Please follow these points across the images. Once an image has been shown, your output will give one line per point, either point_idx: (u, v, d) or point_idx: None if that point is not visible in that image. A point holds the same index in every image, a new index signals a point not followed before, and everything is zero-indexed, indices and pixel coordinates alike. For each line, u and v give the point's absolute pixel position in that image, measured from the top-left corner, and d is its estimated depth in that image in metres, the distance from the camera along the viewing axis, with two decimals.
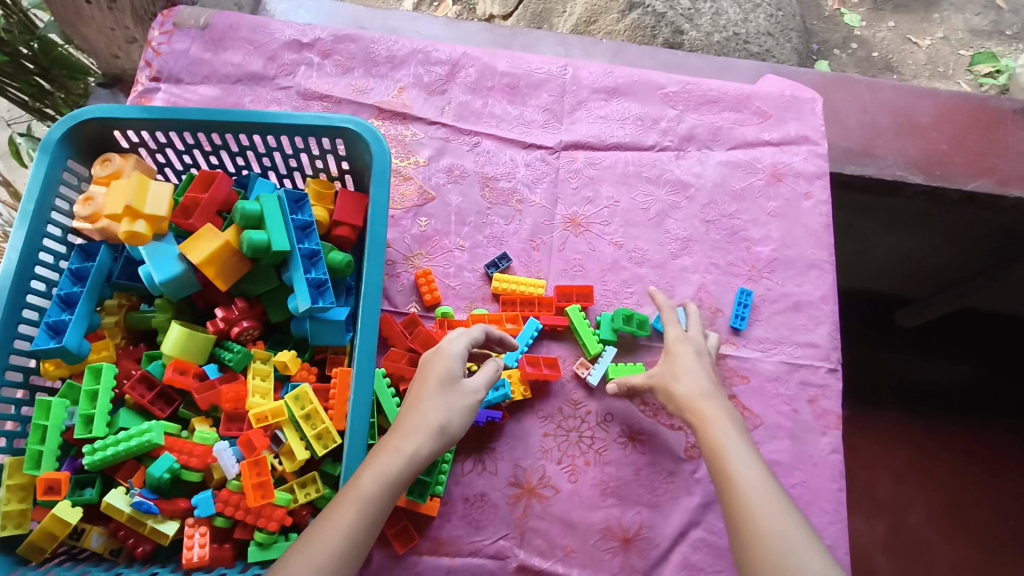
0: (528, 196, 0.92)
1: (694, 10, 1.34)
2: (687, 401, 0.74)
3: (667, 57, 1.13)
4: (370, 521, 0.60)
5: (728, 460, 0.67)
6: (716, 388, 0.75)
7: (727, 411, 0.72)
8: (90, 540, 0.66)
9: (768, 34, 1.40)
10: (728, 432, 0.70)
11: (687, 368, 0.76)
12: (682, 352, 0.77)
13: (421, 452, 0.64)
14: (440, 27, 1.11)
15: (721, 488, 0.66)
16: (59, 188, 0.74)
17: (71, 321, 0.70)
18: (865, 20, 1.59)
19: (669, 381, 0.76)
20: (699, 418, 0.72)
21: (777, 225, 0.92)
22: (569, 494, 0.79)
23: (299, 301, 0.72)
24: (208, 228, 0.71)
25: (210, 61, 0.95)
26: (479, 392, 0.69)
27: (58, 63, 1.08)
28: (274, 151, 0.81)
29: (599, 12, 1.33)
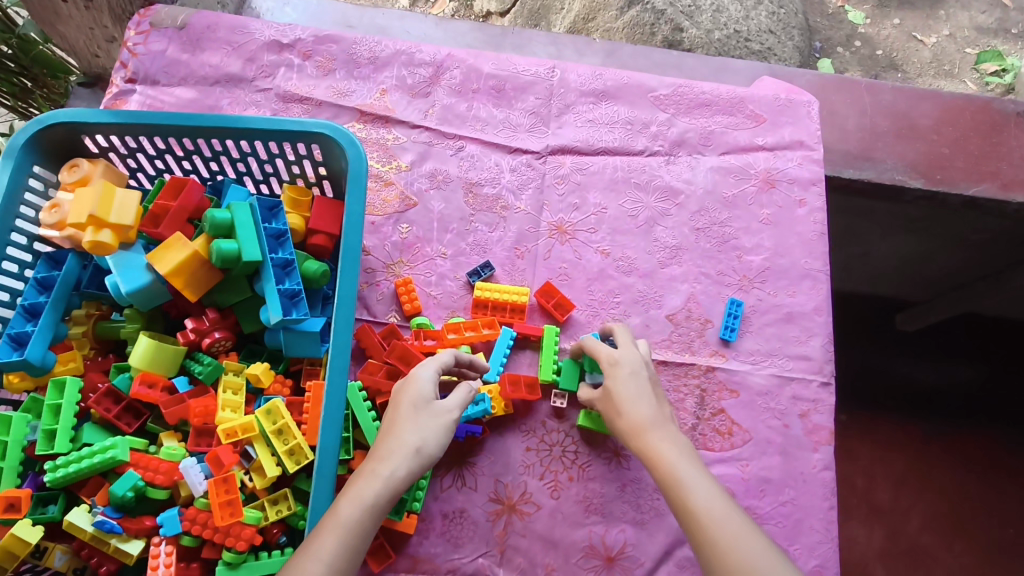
0: (513, 202, 0.89)
1: (695, 7, 1.30)
2: (632, 434, 0.68)
3: (662, 57, 1.09)
4: (350, 550, 0.57)
5: (685, 491, 0.63)
6: (660, 414, 0.69)
7: (675, 440, 0.67)
8: (53, 559, 0.64)
9: (769, 31, 1.37)
10: (680, 463, 0.65)
11: (626, 396, 0.70)
12: (615, 378, 0.71)
13: (400, 474, 0.62)
14: (429, 26, 1.08)
15: (686, 526, 0.61)
16: (24, 195, 0.72)
17: (34, 333, 0.68)
18: (870, 18, 1.55)
19: (611, 416, 0.70)
20: (648, 452, 0.66)
21: (769, 233, 0.90)
22: (552, 511, 0.76)
23: (271, 312, 0.69)
24: (177, 237, 0.69)
25: (187, 63, 0.93)
26: (455, 411, 0.67)
27: (38, 61, 1.04)
28: (248, 156, 0.79)
29: (597, 9, 1.30)
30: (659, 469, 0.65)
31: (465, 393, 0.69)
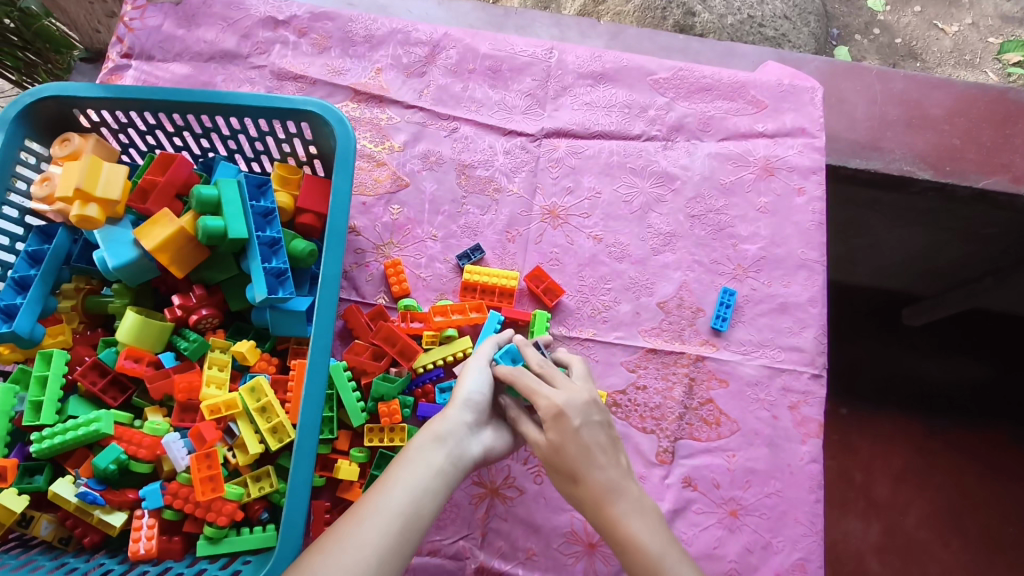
0: (506, 184, 0.88)
1: None
2: (592, 507, 0.60)
3: (668, 40, 1.07)
4: (410, 481, 0.57)
5: None
6: (618, 475, 0.61)
7: (642, 511, 0.59)
8: (39, 528, 0.64)
9: (784, 17, 1.33)
10: (653, 546, 0.57)
11: (580, 461, 0.60)
12: (564, 433, 0.61)
13: (438, 419, 0.62)
14: (432, 6, 1.06)
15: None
16: (15, 169, 0.72)
17: (23, 305, 0.68)
18: (889, 4, 1.51)
19: (565, 482, 0.61)
20: (611, 530, 0.59)
21: (766, 222, 0.88)
22: (535, 496, 0.75)
23: (256, 290, 0.69)
24: (164, 213, 0.69)
25: (183, 38, 0.93)
26: (481, 358, 0.67)
27: (41, 36, 1.04)
28: (238, 133, 0.79)
29: None
30: (628, 555, 0.57)
31: (489, 343, 0.70)
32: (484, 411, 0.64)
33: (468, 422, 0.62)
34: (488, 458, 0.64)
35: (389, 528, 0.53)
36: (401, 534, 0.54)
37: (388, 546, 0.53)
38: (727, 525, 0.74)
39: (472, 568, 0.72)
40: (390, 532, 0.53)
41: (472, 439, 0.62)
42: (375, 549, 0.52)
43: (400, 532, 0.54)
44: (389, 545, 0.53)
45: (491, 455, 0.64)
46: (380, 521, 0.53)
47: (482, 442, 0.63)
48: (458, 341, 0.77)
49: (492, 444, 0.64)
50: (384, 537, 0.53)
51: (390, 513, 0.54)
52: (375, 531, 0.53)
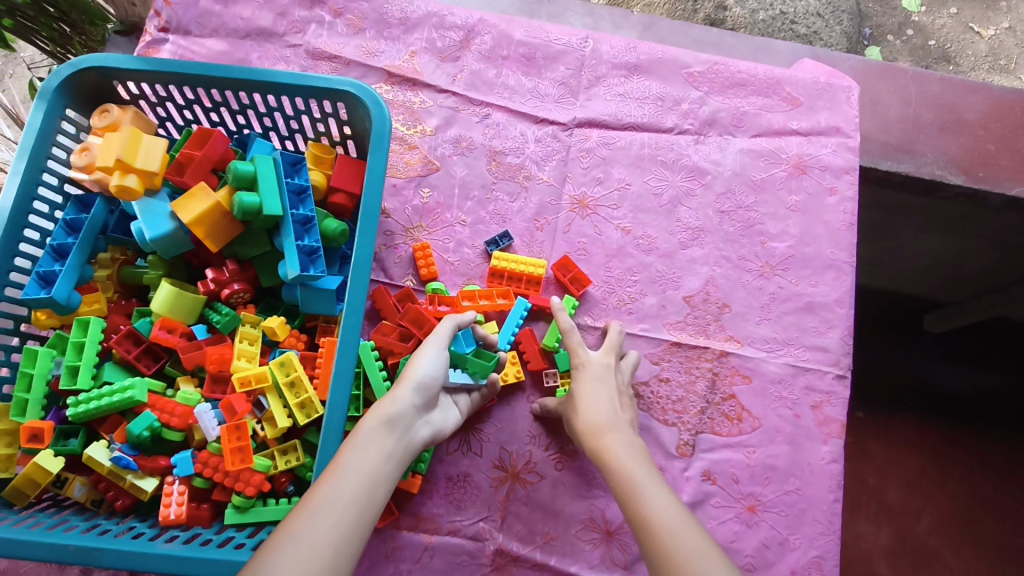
0: (536, 172, 0.89)
1: None
2: (587, 434, 0.68)
3: (701, 33, 1.06)
4: (363, 471, 0.58)
5: (640, 495, 0.60)
6: (619, 420, 0.69)
7: (634, 446, 0.66)
8: (72, 490, 0.66)
9: (817, 15, 1.31)
10: (634, 469, 0.63)
11: (588, 398, 0.70)
12: (580, 380, 0.72)
13: (389, 402, 0.63)
14: None
15: (640, 536, 0.58)
16: (56, 137, 0.74)
17: (61, 272, 0.70)
18: (925, 5, 1.48)
19: (572, 416, 0.70)
20: (602, 454, 0.66)
21: (796, 220, 0.87)
22: (554, 482, 0.76)
23: (289, 267, 0.70)
24: (201, 187, 0.70)
25: (219, 14, 0.93)
26: (440, 338, 0.68)
27: (78, 8, 1.06)
28: (274, 111, 0.80)
29: None
30: (614, 474, 0.63)
31: (447, 325, 0.70)
32: (432, 395, 0.66)
33: (417, 406, 0.65)
34: (431, 439, 0.67)
35: (344, 517, 0.54)
36: (357, 521, 0.55)
37: (345, 533, 0.54)
38: (745, 520, 0.75)
39: (491, 549, 0.73)
40: (344, 521, 0.54)
41: (419, 422, 0.65)
42: (332, 537, 0.53)
43: (355, 521, 0.55)
44: (345, 533, 0.54)
45: (433, 436, 0.67)
46: (335, 510, 0.54)
47: (427, 424, 0.66)
48: (484, 325, 0.78)
49: (434, 425, 0.67)
50: (339, 525, 0.54)
51: (346, 502, 0.55)
52: (329, 520, 0.53)
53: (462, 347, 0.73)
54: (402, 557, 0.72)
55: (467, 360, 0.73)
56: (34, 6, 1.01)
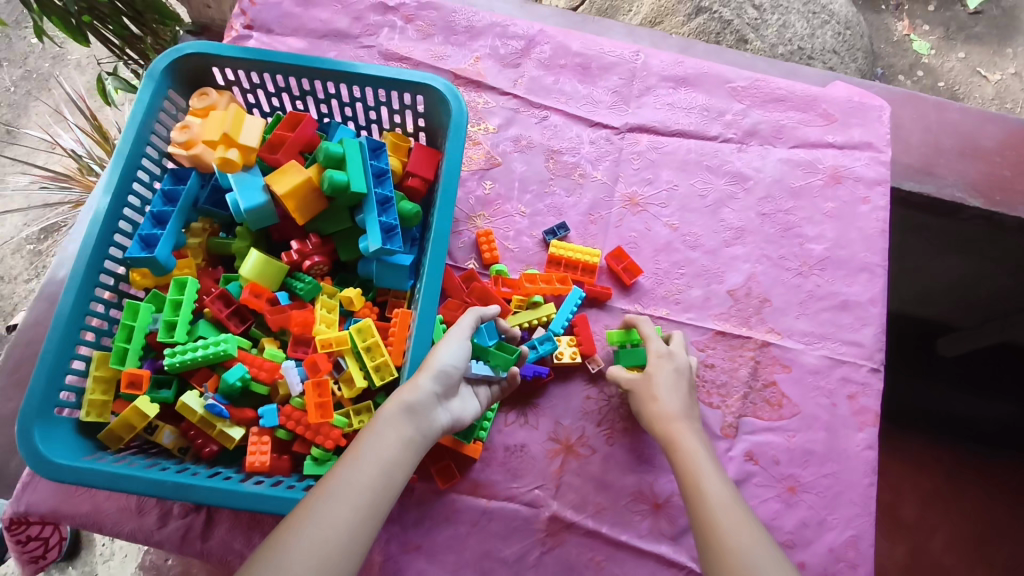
0: (591, 171, 0.94)
1: (762, 21, 1.49)
2: (659, 418, 0.73)
3: (734, 58, 1.12)
4: (378, 457, 0.61)
5: (701, 477, 0.67)
6: (690, 410, 0.74)
7: (698, 434, 0.72)
8: (162, 437, 0.71)
9: (833, 52, 1.51)
10: (703, 462, 0.68)
11: (665, 386, 0.75)
12: (659, 366, 0.76)
13: (410, 388, 0.65)
14: (512, 8, 1.08)
15: (696, 511, 0.64)
16: (159, 116, 0.81)
17: (162, 236, 0.75)
18: (934, 49, 1.63)
19: (645, 401, 0.75)
20: (670, 436, 0.71)
21: (832, 225, 0.93)
22: (605, 456, 0.81)
23: (371, 241, 0.76)
24: (292, 163, 0.76)
25: (300, 16, 1.01)
26: (463, 329, 0.70)
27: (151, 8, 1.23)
28: (356, 102, 0.86)
29: (664, 14, 1.49)
30: (680, 456, 0.69)
31: (471, 317, 0.72)
32: (453, 384, 0.68)
33: (437, 393, 0.66)
34: (450, 425, 0.68)
35: (359, 503, 0.58)
36: (369, 507, 0.58)
37: (358, 519, 0.57)
38: (785, 500, 0.79)
39: (546, 515, 0.77)
40: (359, 506, 0.58)
41: (439, 409, 0.66)
42: (346, 524, 0.56)
43: (369, 506, 0.58)
44: (359, 519, 0.57)
45: (452, 424, 0.68)
46: (350, 496, 0.58)
47: (448, 412, 0.68)
48: (542, 307, 0.83)
49: (453, 413, 0.69)
50: (354, 511, 0.57)
51: (361, 488, 0.58)
52: (346, 505, 0.57)
53: (485, 340, 0.76)
54: (460, 520, 0.76)
55: (491, 353, 0.75)
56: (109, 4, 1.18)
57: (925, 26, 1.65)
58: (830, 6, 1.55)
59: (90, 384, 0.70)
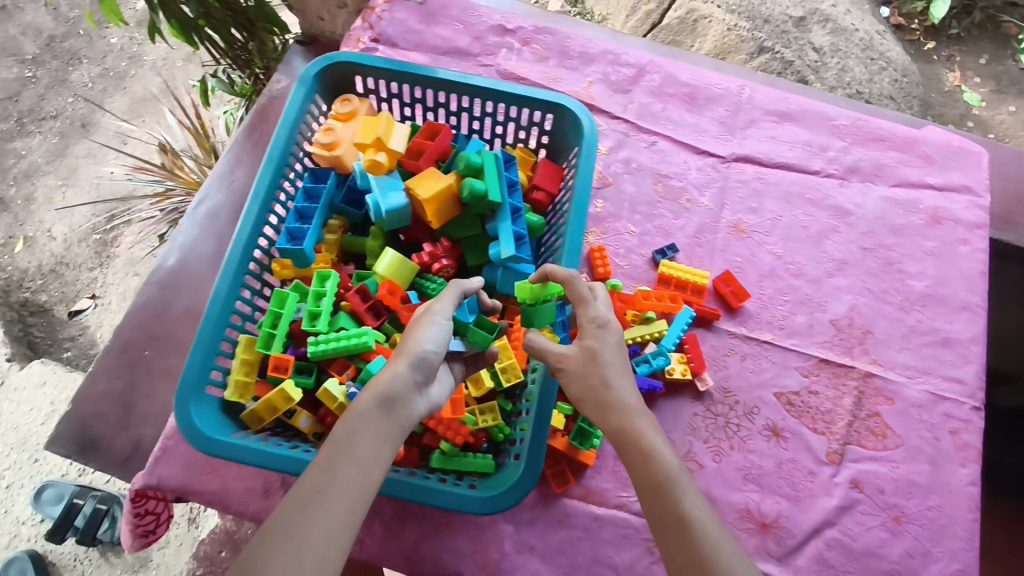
0: (698, 197, 0.97)
1: (822, 64, 1.77)
2: (613, 408, 0.63)
3: (817, 95, 1.12)
4: (354, 453, 0.57)
5: (674, 488, 0.59)
6: (641, 397, 0.65)
7: (658, 429, 0.64)
8: (299, 421, 0.75)
9: (890, 96, 1.80)
10: (670, 459, 0.61)
11: (614, 366, 0.65)
12: (602, 341, 0.66)
13: (388, 376, 0.62)
14: (604, 37, 1.11)
15: (672, 525, 0.57)
16: (305, 117, 0.85)
17: (309, 231, 0.80)
18: (985, 101, 1.90)
19: (593, 386, 0.64)
20: (627, 432, 0.62)
21: (933, 264, 0.95)
22: (713, 472, 0.83)
23: (503, 247, 0.80)
24: (433, 170, 0.81)
25: (423, 32, 1.06)
26: (443, 311, 0.67)
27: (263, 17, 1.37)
28: (486, 116, 0.90)
29: (730, 50, 1.75)
30: (644, 456, 0.61)
31: (450, 294, 0.69)
32: (431, 370, 0.65)
33: (415, 380, 0.63)
34: (428, 413, 0.65)
35: (336, 506, 0.54)
36: (348, 510, 0.55)
37: (337, 524, 0.54)
38: (890, 529, 0.80)
39: None
40: (337, 508, 0.54)
41: (419, 398, 0.64)
42: (324, 529, 0.53)
43: (348, 508, 0.55)
44: (338, 523, 0.54)
45: (431, 409, 0.66)
46: (328, 499, 0.54)
47: (428, 399, 0.65)
48: (655, 323, 0.86)
49: (432, 399, 0.66)
50: (331, 515, 0.54)
51: (339, 490, 0.55)
52: (323, 510, 0.54)
53: (465, 315, 0.77)
54: (572, 525, 0.79)
55: (469, 329, 0.77)
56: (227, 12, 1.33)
57: (975, 80, 1.93)
58: (887, 53, 1.83)
59: (236, 365, 0.74)
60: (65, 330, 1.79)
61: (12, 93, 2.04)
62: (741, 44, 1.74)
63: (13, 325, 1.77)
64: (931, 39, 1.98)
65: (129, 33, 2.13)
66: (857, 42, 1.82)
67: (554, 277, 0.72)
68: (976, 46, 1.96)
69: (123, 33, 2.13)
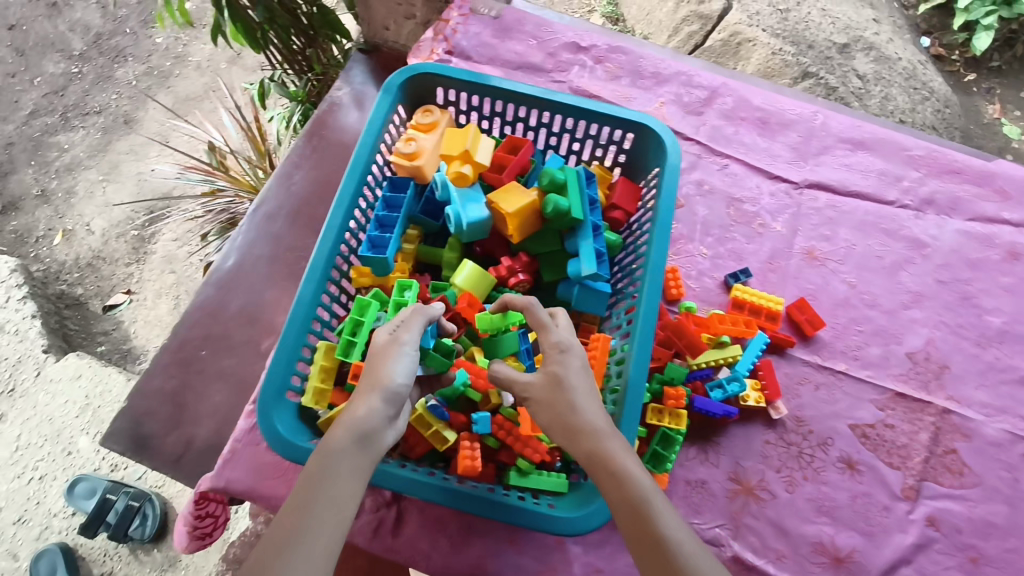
0: (771, 222, 0.97)
1: (865, 91, 1.76)
2: (584, 432, 0.60)
3: (885, 124, 1.11)
4: (330, 493, 0.56)
5: (649, 513, 0.56)
6: (610, 419, 0.63)
7: (630, 450, 0.61)
8: None
9: (931, 126, 1.77)
10: (643, 478, 0.58)
11: (582, 389, 0.63)
12: (566, 366, 0.64)
13: (362, 410, 0.61)
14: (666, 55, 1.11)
15: (653, 552, 0.54)
16: (388, 126, 0.86)
17: (391, 240, 0.80)
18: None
19: (561, 412, 0.62)
20: (600, 457, 0.59)
21: (1009, 300, 0.94)
22: (785, 502, 0.81)
23: (583, 265, 0.79)
24: (516, 184, 0.81)
25: (497, 47, 1.06)
26: (410, 340, 0.67)
27: (326, 24, 1.38)
28: (565, 132, 0.90)
29: (774, 73, 1.75)
30: (617, 482, 0.58)
31: (417, 321, 0.68)
32: (402, 401, 0.64)
33: (387, 412, 0.62)
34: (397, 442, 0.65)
35: (316, 549, 0.53)
36: (330, 553, 0.54)
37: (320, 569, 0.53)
38: (967, 570, 0.78)
39: (728, 555, 0.78)
40: (317, 552, 0.53)
41: (390, 430, 0.63)
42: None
43: (328, 551, 0.54)
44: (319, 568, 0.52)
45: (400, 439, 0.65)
46: (308, 545, 0.53)
47: (397, 430, 0.65)
48: (729, 347, 0.84)
49: (401, 429, 0.65)
50: (310, 561, 0.52)
51: (317, 534, 0.54)
52: (304, 556, 0.52)
53: (427, 341, 0.73)
54: None
55: (428, 355, 0.74)
56: (294, 17, 1.35)
57: (1016, 114, 1.91)
58: (930, 83, 1.81)
59: (316, 371, 0.73)
60: (99, 324, 1.80)
61: (58, 87, 2.09)
62: (783, 70, 1.74)
63: (50, 316, 1.75)
64: (970, 71, 1.97)
65: (173, 33, 2.15)
66: (900, 72, 1.79)
67: (514, 306, 0.73)
68: (1018, 80, 1.95)
69: (168, 33, 2.15)
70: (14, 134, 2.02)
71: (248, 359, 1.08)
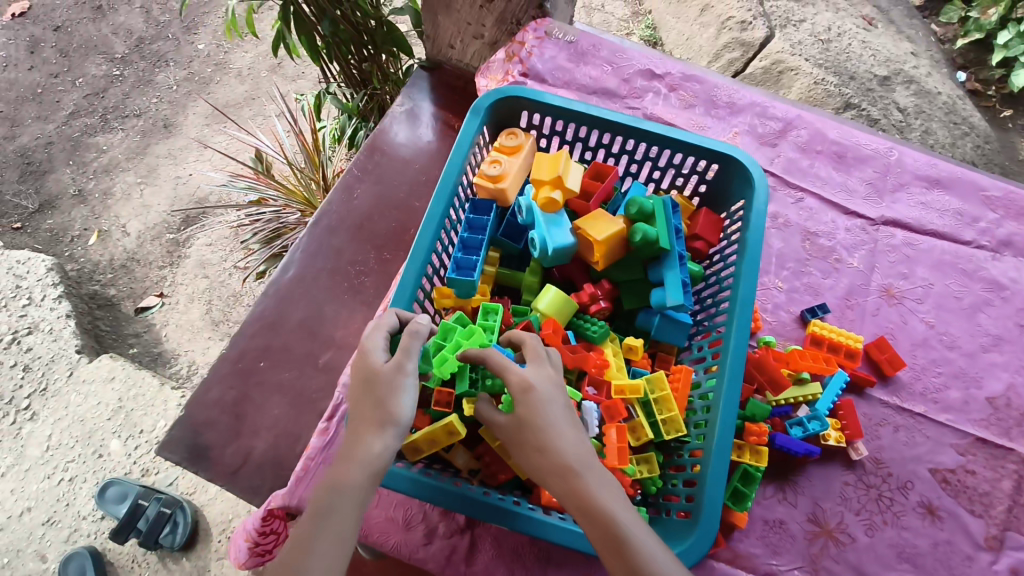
0: (847, 258, 0.96)
1: (906, 124, 1.72)
2: (554, 474, 0.57)
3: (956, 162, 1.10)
4: (335, 531, 0.55)
5: (627, 550, 0.53)
6: (586, 451, 0.58)
7: (607, 482, 0.57)
8: (456, 456, 0.74)
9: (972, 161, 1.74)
10: (618, 514, 0.55)
11: (548, 428, 0.58)
12: (530, 404, 0.59)
13: (375, 447, 0.58)
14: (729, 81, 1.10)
15: None
16: (474, 147, 0.86)
17: (478, 263, 0.79)
18: None
19: (530, 455, 0.58)
20: (574, 498, 0.56)
21: None
22: (866, 547, 0.79)
23: (669, 296, 0.78)
24: (602, 211, 0.81)
25: (572, 71, 1.07)
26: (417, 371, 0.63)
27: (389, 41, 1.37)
28: (648, 160, 0.90)
29: (818, 100, 1.71)
30: (593, 522, 0.55)
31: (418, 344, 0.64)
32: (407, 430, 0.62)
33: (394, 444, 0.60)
34: None
35: None
36: None
37: None
38: None
39: None
40: None
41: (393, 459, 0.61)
42: None
43: None
44: None
45: None
46: None
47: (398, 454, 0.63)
48: (808, 385, 0.83)
49: None
50: None
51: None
52: None
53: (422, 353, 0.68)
54: None
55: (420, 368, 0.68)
56: (358, 32, 1.34)
57: None
58: (970, 118, 1.79)
59: None
60: (131, 326, 1.75)
61: (99, 89, 2.10)
62: (827, 99, 1.70)
63: (84, 316, 1.69)
64: (1006, 107, 1.97)
65: (217, 41, 2.17)
66: (940, 106, 1.77)
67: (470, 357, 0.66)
68: None
69: (211, 41, 2.17)
70: (55, 133, 2.03)
71: (306, 373, 1.07)
